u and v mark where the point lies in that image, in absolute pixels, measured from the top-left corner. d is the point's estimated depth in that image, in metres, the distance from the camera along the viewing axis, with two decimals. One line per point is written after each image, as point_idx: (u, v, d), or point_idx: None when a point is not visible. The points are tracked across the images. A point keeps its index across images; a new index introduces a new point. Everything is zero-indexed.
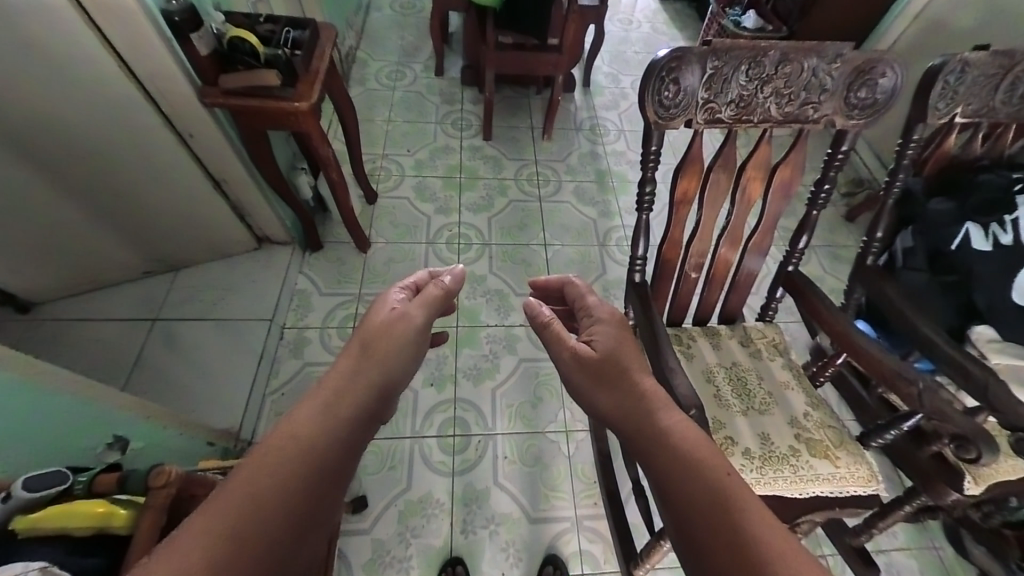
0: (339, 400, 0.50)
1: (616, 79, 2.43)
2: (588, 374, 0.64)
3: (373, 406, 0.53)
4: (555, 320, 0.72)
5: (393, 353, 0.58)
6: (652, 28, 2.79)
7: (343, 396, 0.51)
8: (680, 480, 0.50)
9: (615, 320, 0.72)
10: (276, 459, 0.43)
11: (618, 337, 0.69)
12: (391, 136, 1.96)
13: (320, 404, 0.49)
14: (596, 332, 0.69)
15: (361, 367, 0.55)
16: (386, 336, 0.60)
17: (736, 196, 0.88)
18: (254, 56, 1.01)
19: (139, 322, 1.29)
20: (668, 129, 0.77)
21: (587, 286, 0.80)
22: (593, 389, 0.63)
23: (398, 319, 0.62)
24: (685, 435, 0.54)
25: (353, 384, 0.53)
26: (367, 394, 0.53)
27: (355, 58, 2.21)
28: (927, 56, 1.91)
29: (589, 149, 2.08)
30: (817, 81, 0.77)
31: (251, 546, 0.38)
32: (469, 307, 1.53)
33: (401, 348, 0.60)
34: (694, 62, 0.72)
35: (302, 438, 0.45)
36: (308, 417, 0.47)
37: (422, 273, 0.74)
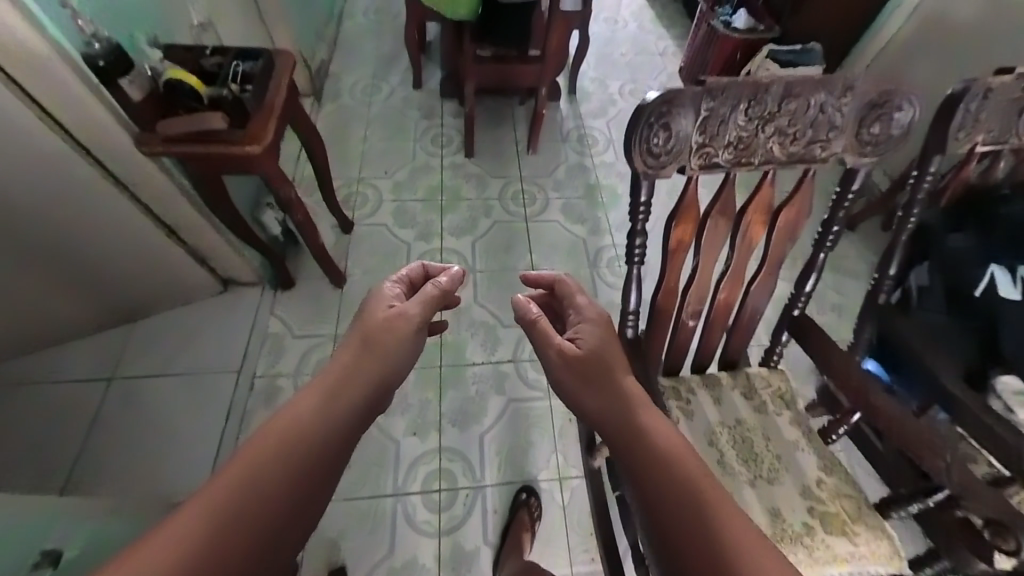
0: (340, 395, 0.52)
1: (603, 86, 2.33)
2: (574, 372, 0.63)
3: (373, 396, 0.55)
4: (542, 318, 0.71)
5: (395, 348, 0.60)
6: (639, 27, 2.68)
7: (347, 389, 0.53)
8: (659, 478, 0.51)
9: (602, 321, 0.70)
10: (281, 446, 0.45)
11: (605, 336, 0.67)
12: (368, 157, 1.85)
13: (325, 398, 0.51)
14: (582, 331, 0.68)
15: (364, 362, 0.57)
16: (386, 334, 0.61)
17: (736, 241, 0.79)
18: (197, 98, 0.91)
19: (95, 382, 1.20)
20: (660, 177, 0.67)
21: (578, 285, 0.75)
22: (580, 387, 0.62)
23: (397, 317, 0.63)
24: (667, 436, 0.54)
25: (348, 382, 0.54)
26: (368, 387, 0.55)
27: (327, 71, 2.07)
28: (926, 54, 1.85)
29: (577, 161, 1.99)
30: (826, 118, 0.68)
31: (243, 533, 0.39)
32: (454, 341, 1.44)
33: (400, 343, 0.61)
34: (687, 102, 0.62)
35: (304, 428, 0.47)
36: (312, 409, 0.49)
37: (417, 266, 0.77)
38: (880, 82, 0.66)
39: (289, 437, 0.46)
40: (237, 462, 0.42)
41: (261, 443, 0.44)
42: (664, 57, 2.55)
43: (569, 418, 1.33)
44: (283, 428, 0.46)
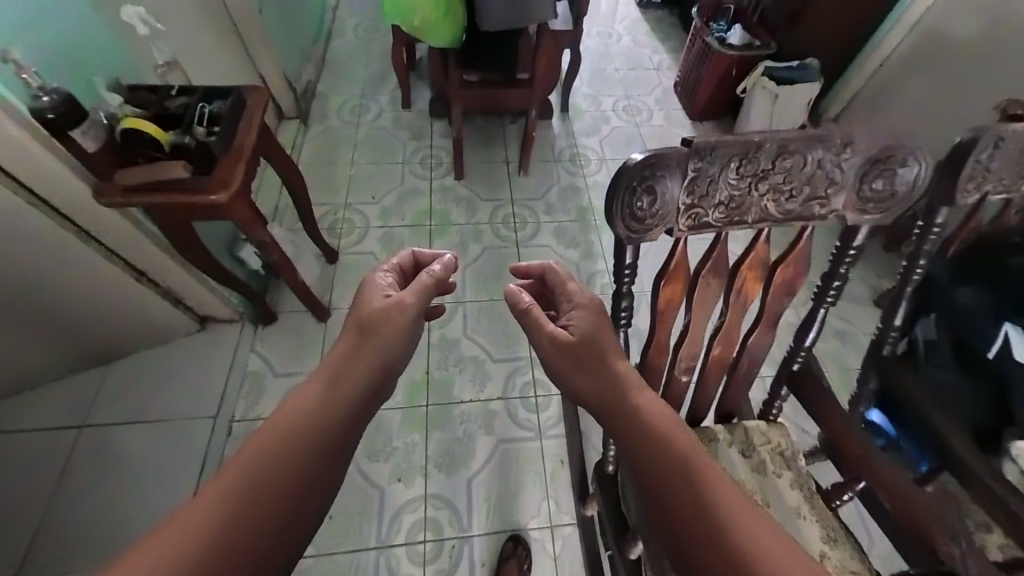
0: (337, 385, 0.52)
1: (595, 103, 2.29)
2: (569, 358, 0.60)
3: (372, 384, 0.54)
4: (535, 307, 0.66)
5: (388, 338, 0.59)
6: (633, 40, 2.64)
7: (334, 382, 0.52)
8: (655, 461, 0.51)
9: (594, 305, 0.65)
10: (280, 440, 0.45)
11: (599, 322, 0.64)
12: (355, 180, 1.79)
13: (310, 395, 0.50)
14: (574, 316, 0.64)
15: (351, 354, 0.56)
16: (382, 323, 0.59)
17: (730, 298, 0.74)
18: (158, 147, 0.87)
19: (65, 431, 1.16)
20: (646, 240, 0.62)
21: (567, 272, 0.69)
22: (572, 371, 0.60)
23: (392, 305, 0.61)
24: (660, 419, 0.54)
25: (347, 372, 0.53)
26: (365, 376, 0.54)
27: (315, 91, 2.00)
28: (932, 71, 1.82)
29: (570, 183, 1.94)
30: (824, 174, 0.63)
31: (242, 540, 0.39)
32: (441, 378, 1.39)
33: (396, 333, 0.60)
34: (672, 165, 0.58)
35: (301, 420, 0.47)
36: (310, 400, 0.49)
37: (405, 255, 0.74)
38: (882, 137, 0.61)
39: (291, 431, 0.46)
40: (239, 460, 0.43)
41: (260, 440, 0.45)
42: (659, 71, 2.50)
43: (561, 459, 1.28)
44: (279, 422, 0.46)
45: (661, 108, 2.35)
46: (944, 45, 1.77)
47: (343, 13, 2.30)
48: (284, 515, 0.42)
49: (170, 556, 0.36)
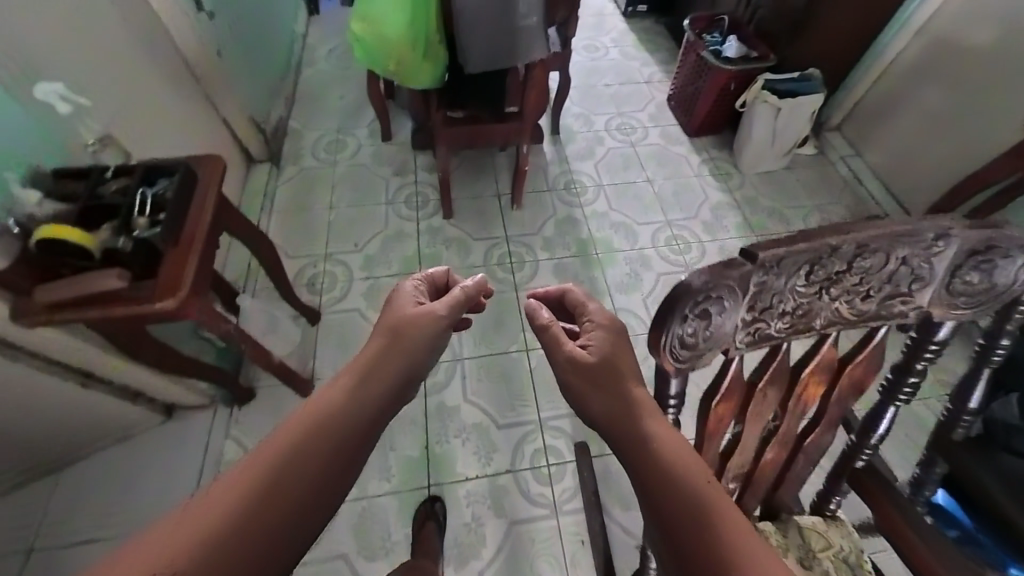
0: (363, 384, 0.58)
1: (587, 124, 2.18)
2: (586, 377, 0.57)
3: (393, 388, 0.60)
4: (555, 323, 0.62)
5: (415, 345, 0.64)
6: (621, 52, 2.53)
7: (361, 382, 0.58)
8: (658, 475, 0.51)
9: (612, 329, 0.61)
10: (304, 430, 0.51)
11: (615, 347, 0.60)
12: (334, 225, 1.60)
13: (340, 394, 0.56)
14: (594, 338, 0.59)
15: (380, 358, 0.62)
16: (408, 333, 0.64)
17: (787, 407, 0.63)
18: (89, 256, 0.73)
19: (10, 558, 1.00)
20: (696, 366, 0.50)
21: (586, 294, 0.65)
22: (590, 390, 0.57)
23: (422, 315, 0.66)
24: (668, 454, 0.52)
25: (371, 377, 0.59)
26: (388, 382, 0.60)
27: (287, 128, 1.81)
28: (949, 82, 1.85)
29: (567, 214, 1.83)
30: (908, 271, 0.52)
31: (252, 534, 0.43)
32: (442, 453, 1.25)
33: (422, 342, 0.65)
34: (732, 283, 0.45)
35: (325, 414, 0.53)
36: (334, 398, 0.55)
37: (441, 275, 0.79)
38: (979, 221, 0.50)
39: (314, 423, 0.52)
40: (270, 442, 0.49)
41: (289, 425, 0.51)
42: (651, 85, 2.40)
43: (581, 539, 1.17)
44: (306, 415, 0.53)
45: (655, 124, 2.25)
46: (961, 55, 1.80)
47: (313, 39, 2.13)
48: (293, 502, 0.46)
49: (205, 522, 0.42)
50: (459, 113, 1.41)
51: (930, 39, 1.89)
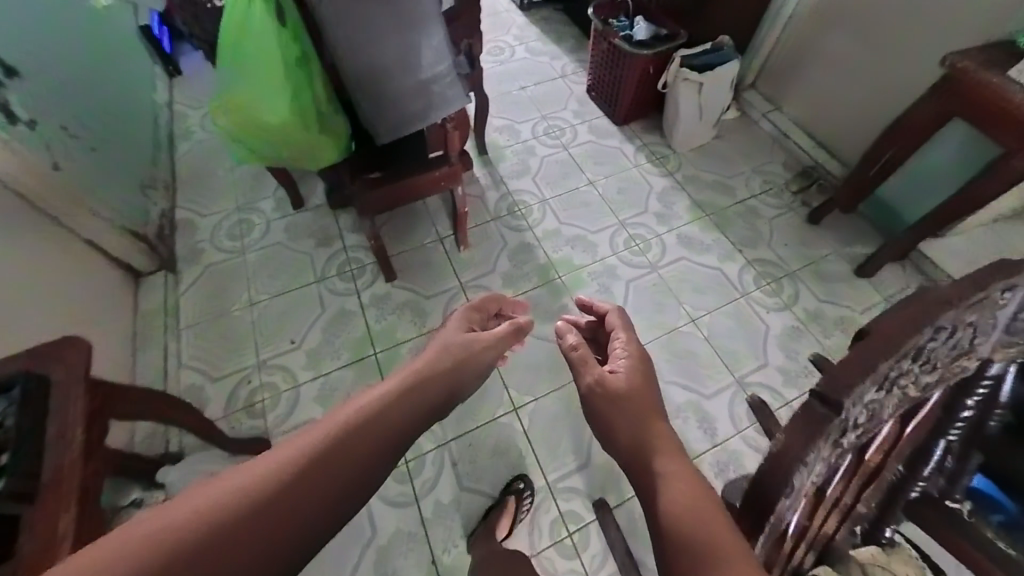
0: (426, 386, 0.63)
1: (513, 136, 2.06)
2: (610, 399, 0.70)
3: (444, 401, 0.65)
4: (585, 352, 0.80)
5: (471, 365, 0.74)
6: (528, 50, 2.40)
7: (426, 384, 0.64)
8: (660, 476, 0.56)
9: (639, 357, 0.77)
10: (381, 414, 0.56)
11: (640, 376, 0.73)
12: (263, 325, 1.37)
13: (411, 394, 0.61)
14: (621, 365, 0.75)
15: (442, 367, 0.69)
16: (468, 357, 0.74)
17: (851, 484, 0.57)
18: None
19: None
20: (778, 516, 0.46)
21: (627, 321, 0.86)
22: (614, 419, 0.67)
23: (480, 345, 0.77)
24: (679, 474, 0.56)
25: (432, 387, 0.64)
26: (443, 395, 0.65)
27: (176, 222, 1.54)
28: (851, 27, 1.90)
29: (519, 242, 1.73)
30: (969, 336, 0.46)
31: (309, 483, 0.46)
32: (453, 564, 1.11)
33: (474, 363, 0.75)
34: (814, 439, 0.41)
35: (395, 408, 0.57)
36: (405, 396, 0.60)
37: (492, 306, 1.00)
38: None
39: (387, 413, 0.56)
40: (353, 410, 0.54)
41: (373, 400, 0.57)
42: (566, 79, 2.30)
43: None
44: (390, 401, 0.58)
45: (581, 121, 2.16)
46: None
47: (180, 104, 1.83)
48: (349, 475, 0.49)
49: (283, 464, 0.46)
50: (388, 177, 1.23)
51: None
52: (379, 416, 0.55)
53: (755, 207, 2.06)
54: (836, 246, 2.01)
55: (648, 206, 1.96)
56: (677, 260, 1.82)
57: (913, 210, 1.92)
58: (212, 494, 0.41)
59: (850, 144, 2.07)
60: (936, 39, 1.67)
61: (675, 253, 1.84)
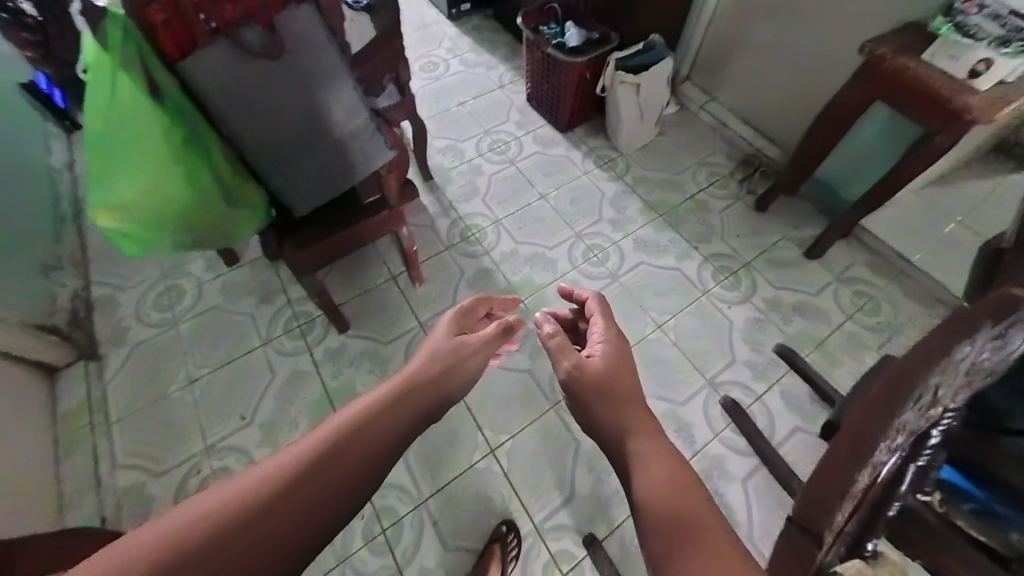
0: (422, 390, 0.62)
1: (457, 156, 1.99)
2: (593, 386, 0.74)
3: (441, 403, 0.65)
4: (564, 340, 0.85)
5: (464, 363, 0.74)
6: (462, 62, 2.32)
7: (421, 386, 0.63)
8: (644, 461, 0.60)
9: (618, 344, 0.84)
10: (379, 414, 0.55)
11: (620, 362, 0.79)
12: (207, 406, 1.26)
13: (409, 396, 0.60)
14: (601, 352, 0.82)
15: (438, 367, 0.68)
16: (463, 356, 0.75)
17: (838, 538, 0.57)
18: None
19: None
20: None
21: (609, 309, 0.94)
22: (602, 403, 0.71)
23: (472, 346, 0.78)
24: (654, 459, 0.60)
25: (427, 388, 0.64)
26: (438, 396, 0.64)
27: (91, 300, 1.39)
28: (775, 15, 1.94)
29: (477, 268, 1.68)
30: (894, 439, 0.61)
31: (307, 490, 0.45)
32: None
33: (469, 362, 0.75)
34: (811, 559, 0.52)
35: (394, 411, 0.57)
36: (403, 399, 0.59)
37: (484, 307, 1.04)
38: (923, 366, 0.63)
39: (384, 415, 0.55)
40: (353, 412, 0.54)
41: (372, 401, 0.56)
42: (505, 89, 2.24)
43: None
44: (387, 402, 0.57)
45: (525, 131, 2.11)
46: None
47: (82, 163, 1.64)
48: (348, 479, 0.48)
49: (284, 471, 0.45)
50: (310, 235, 1.15)
51: None
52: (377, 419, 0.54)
53: (705, 201, 2.09)
54: (784, 230, 2.08)
55: (601, 212, 1.95)
56: (637, 266, 1.83)
57: (851, 188, 2.00)
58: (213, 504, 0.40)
59: (786, 130, 2.13)
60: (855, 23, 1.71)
61: (634, 258, 1.85)
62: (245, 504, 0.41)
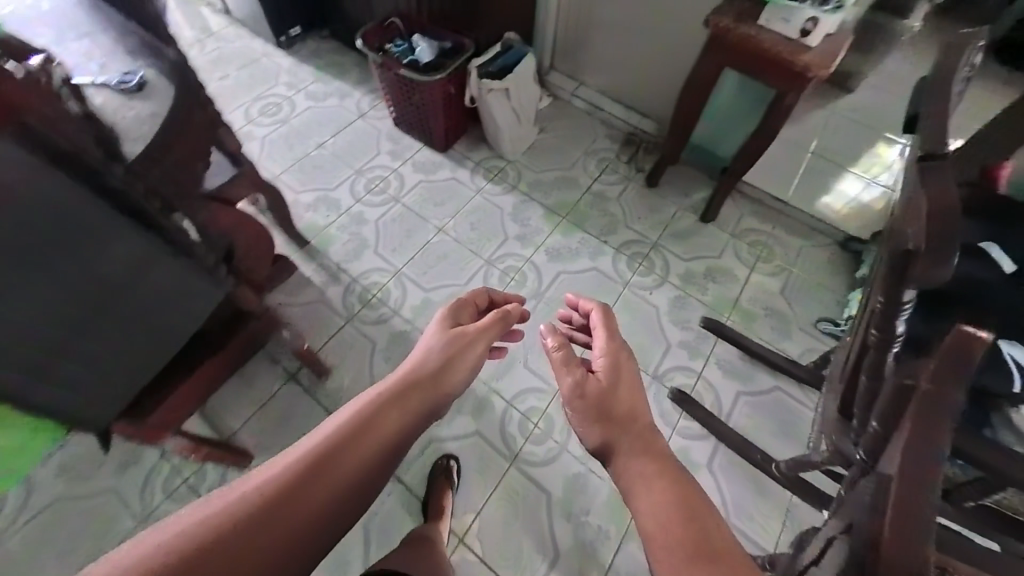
0: (422, 388, 0.75)
1: (332, 209, 1.74)
2: (600, 400, 0.89)
3: (439, 400, 0.77)
4: (563, 350, 0.97)
5: (467, 361, 0.85)
6: (310, 94, 2.03)
7: (423, 385, 0.76)
8: (651, 476, 0.77)
9: (617, 348, 0.99)
10: (389, 415, 0.69)
11: (621, 371, 0.95)
12: None
13: (415, 404, 0.73)
14: (600, 365, 0.96)
15: (439, 371, 0.80)
16: (472, 344, 0.87)
17: None
18: None
19: None
20: None
21: (611, 317, 1.07)
22: (606, 416, 0.88)
23: (478, 339, 0.88)
24: (664, 471, 0.77)
25: (424, 387, 0.76)
26: (437, 395, 0.77)
27: None
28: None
29: (387, 334, 1.52)
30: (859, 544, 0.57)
31: (340, 462, 0.61)
32: None
33: (470, 358, 0.86)
34: None
35: (402, 414, 0.71)
36: (415, 407, 0.73)
37: (484, 296, 1.08)
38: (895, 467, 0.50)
39: (390, 420, 0.69)
40: (369, 408, 0.68)
41: (382, 399, 0.70)
42: (366, 118, 2.00)
43: None
44: (398, 406, 0.71)
45: (402, 161, 1.91)
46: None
47: None
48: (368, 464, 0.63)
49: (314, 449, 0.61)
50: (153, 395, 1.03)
51: None
52: (389, 421, 0.69)
53: (601, 191, 2.08)
54: (678, 202, 2.13)
55: (506, 230, 1.85)
56: (555, 278, 1.78)
57: (726, 147, 2.09)
58: (269, 479, 0.56)
59: (656, 103, 2.17)
60: None
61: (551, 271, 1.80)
62: (291, 476, 0.57)
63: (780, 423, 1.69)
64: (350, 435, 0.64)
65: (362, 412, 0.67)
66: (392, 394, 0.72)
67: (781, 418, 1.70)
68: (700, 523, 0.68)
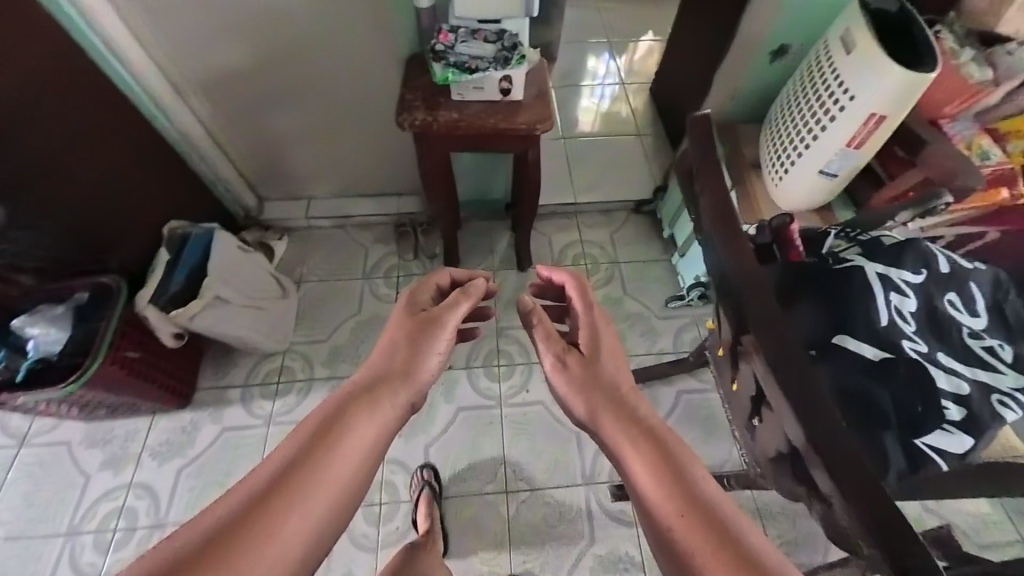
0: (373, 418, 0.57)
1: None
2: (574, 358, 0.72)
3: (392, 426, 0.59)
4: (539, 309, 0.79)
5: (415, 378, 0.65)
6: None
7: (371, 407, 0.57)
8: (652, 436, 0.59)
9: (585, 304, 0.81)
10: (330, 444, 0.52)
11: (592, 324, 0.77)
12: None
13: (365, 429, 0.55)
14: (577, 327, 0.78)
15: (386, 394, 0.60)
16: (429, 330, 0.70)
17: None
18: None
19: None
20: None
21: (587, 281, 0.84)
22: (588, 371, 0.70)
23: (437, 327, 0.70)
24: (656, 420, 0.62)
25: (375, 414, 0.57)
26: (391, 422, 0.58)
27: None
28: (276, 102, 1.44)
29: None
30: None
31: (269, 507, 0.45)
32: None
33: (422, 367, 0.66)
34: None
35: (350, 447, 0.53)
36: (366, 434, 0.55)
37: (446, 276, 0.84)
38: None
39: (331, 462, 0.50)
40: (306, 432, 0.52)
41: (320, 423, 0.53)
42: (38, 441, 1.32)
43: None
44: (346, 438, 0.53)
45: (132, 467, 1.30)
46: (246, 81, 1.35)
47: None
48: (307, 521, 0.46)
49: (243, 497, 0.45)
50: None
51: (194, 86, 1.34)
52: (335, 460, 0.51)
53: None
54: (489, 265, 1.87)
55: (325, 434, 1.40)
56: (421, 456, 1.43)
57: (498, 188, 1.88)
58: (194, 533, 0.42)
59: (404, 181, 1.76)
60: (361, 68, 1.35)
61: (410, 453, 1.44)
62: (216, 541, 0.42)
63: (705, 425, 1.65)
64: (283, 474, 0.48)
65: (294, 441, 0.51)
66: (343, 413, 0.55)
67: (704, 421, 1.66)
68: (704, 498, 0.50)
